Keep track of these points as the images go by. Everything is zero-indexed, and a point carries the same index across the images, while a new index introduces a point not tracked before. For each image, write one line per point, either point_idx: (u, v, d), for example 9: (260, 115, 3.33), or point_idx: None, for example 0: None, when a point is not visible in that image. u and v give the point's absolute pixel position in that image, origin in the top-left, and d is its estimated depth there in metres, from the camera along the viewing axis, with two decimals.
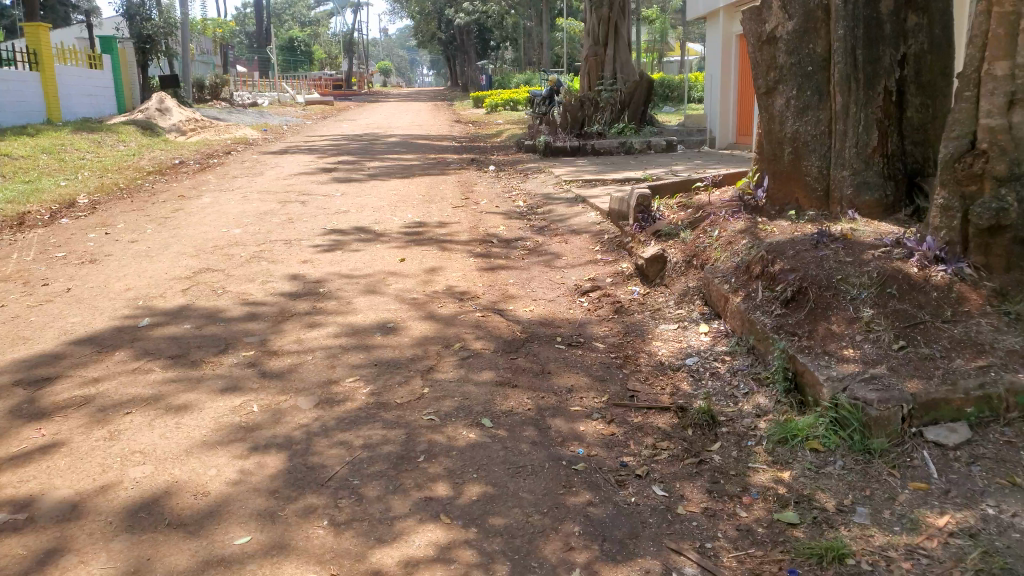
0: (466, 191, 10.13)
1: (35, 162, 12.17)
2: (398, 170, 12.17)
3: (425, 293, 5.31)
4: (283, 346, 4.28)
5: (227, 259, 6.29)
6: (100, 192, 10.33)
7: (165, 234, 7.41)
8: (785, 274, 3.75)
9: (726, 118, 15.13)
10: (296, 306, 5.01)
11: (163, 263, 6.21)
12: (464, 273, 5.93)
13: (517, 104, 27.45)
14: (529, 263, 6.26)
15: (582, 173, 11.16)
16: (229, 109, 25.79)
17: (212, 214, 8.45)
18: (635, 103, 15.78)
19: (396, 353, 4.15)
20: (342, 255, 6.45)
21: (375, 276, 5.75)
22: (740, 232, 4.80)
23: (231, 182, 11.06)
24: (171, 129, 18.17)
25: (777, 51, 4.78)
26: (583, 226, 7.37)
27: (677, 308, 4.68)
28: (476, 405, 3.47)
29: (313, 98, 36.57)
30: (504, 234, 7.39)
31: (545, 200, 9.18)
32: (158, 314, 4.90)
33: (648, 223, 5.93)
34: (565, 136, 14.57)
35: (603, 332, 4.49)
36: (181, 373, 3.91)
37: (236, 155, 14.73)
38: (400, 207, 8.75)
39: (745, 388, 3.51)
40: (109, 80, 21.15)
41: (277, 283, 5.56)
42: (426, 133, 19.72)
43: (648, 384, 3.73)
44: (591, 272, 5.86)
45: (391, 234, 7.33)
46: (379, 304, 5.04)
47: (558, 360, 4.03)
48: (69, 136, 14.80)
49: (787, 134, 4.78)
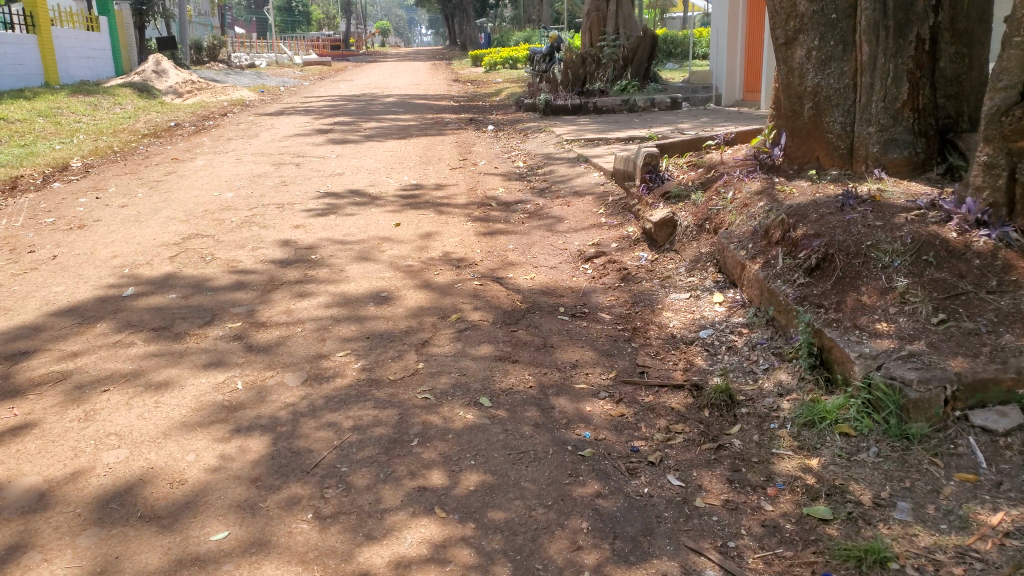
0: (465, 152, 9.81)
1: (30, 125, 11.84)
2: (396, 131, 11.82)
3: (421, 260, 5.06)
4: (271, 317, 4.04)
5: (218, 224, 6.01)
6: (93, 155, 10.02)
7: (155, 198, 7.12)
8: (808, 241, 3.58)
9: (732, 75, 14.70)
10: (287, 274, 4.76)
11: (152, 228, 5.94)
12: (462, 238, 5.67)
13: (517, 63, 26.88)
14: (529, 227, 5.99)
15: (583, 132, 10.83)
16: (226, 71, 25.27)
17: (205, 178, 8.15)
18: (637, 61, 15.33)
19: (389, 325, 3.91)
20: (336, 220, 6.18)
21: (370, 242, 5.49)
22: (756, 194, 4.53)
23: (226, 144, 10.72)
24: (168, 91, 17.76)
25: None
26: (585, 188, 7.08)
27: (689, 276, 4.42)
28: (473, 383, 3.25)
29: (312, 60, 35.93)
30: (504, 197, 7.12)
31: (546, 161, 8.88)
32: (144, 283, 4.59)
33: (655, 183, 5.61)
34: (567, 95, 14.20)
35: (608, 302, 4.25)
36: (163, 346, 3.64)
37: (233, 117, 14.36)
38: (397, 170, 8.45)
39: (765, 364, 3.37)
40: (107, 43, 20.69)
41: (269, 250, 5.29)
42: (426, 93, 19.29)
43: (660, 360, 3.53)
44: (595, 236, 5.59)
45: (387, 197, 7.05)
46: (373, 272, 4.79)
47: (561, 332, 3.80)
48: (66, 100, 14.44)
49: (807, 89, 4.51)
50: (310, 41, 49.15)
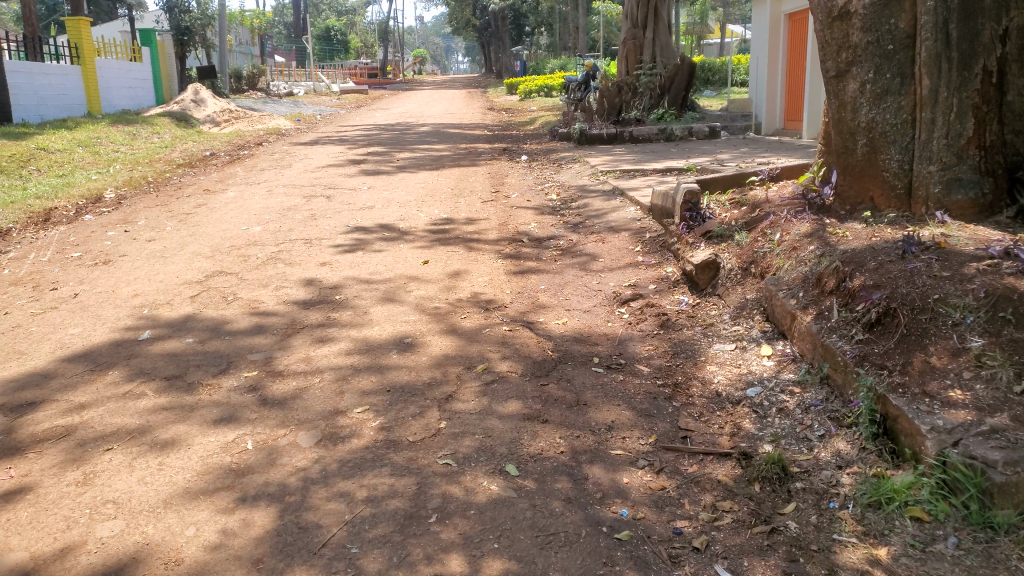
0: (497, 184, 9.64)
1: (69, 155, 11.96)
2: (429, 161, 11.71)
3: (448, 302, 4.84)
4: (289, 366, 3.84)
5: (244, 260, 5.87)
6: (127, 186, 10.04)
7: (184, 232, 7.03)
8: (868, 292, 3.30)
9: (772, 104, 14.41)
10: (309, 317, 4.57)
11: (177, 264, 5.82)
12: (491, 277, 5.45)
13: (552, 90, 26.82)
14: (562, 265, 5.76)
15: (619, 162, 10.61)
16: (264, 99, 25.58)
17: (234, 210, 8.06)
18: (676, 88, 15.18)
19: (412, 376, 3.68)
20: (363, 256, 6.01)
21: (396, 281, 5.30)
22: (807, 236, 4.24)
23: (258, 175, 10.69)
24: (206, 120, 17.93)
25: (851, 28, 4.19)
26: (620, 224, 6.83)
27: (734, 324, 4.13)
28: (498, 447, 3.00)
29: (349, 88, 36.33)
30: (535, 232, 6.90)
31: (580, 193, 8.66)
32: (161, 326, 4.44)
33: (697, 222, 5.32)
34: (602, 124, 14.03)
35: (646, 351, 3.97)
36: (174, 398, 3.46)
37: (267, 147, 14.40)
38: (427, 203, 8.29)
39: (821, 430, 3.08)
40: (147, 72, 21.03)
41: (292, 289, 5.13)
42: (459, 121, 19.25)
43: (704, 421, 3.25)
44: (631, 276, 5.32)
45: (416, 232, 6.87)
46: (397, 315, 4.59)
47: (596, 387, 3.52)
48: (105, 129, 14.61)
49: (861, 125, 4.22)
50: (347, 70, 49.82)
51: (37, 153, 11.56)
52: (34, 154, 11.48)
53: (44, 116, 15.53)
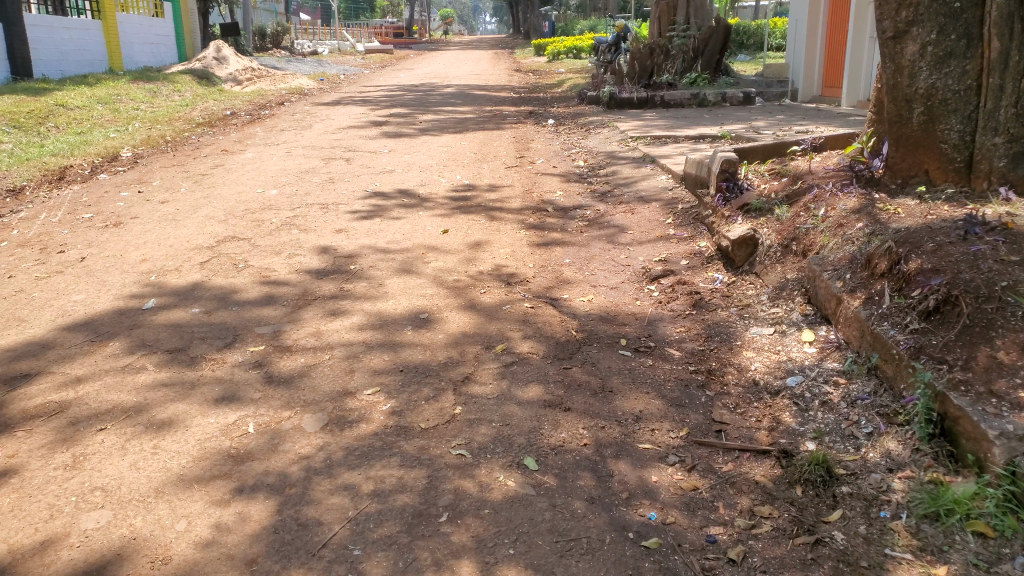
0: (522, 149, 9.33)
1: (88, 112, 11.81)
2: (452, 124, 11.41)
3: (468, 275, 4.61)
4: (298, 341, 3.64)
5: (257, 225, 5.67)
6: (145, 145, 9.87)
7: (197, 194, 6.84)
8: (925, 278, 3.00)
9: (810, 68, 13.86)
10: (322, 288, 4.36)
11: (188, 228, 5.63)
12: (514, 249, 5.19)
13: (580, 53, 26.19)
14: (588, 238, 5.49)
15: (650, 128, 10.25)
16: (288, 58, 25.26)
17: (251, 172, 7.85)
18: (709, 53, 14.60)
19: (426, 356, 3.45)
20: (381, 224, 5.78)
21: (413, 252, 5.07)
22: (854, 212, 3.93)
23: (278, 136, 10.46)
24: (228, 78, 17.69)
25: None
26: (650, 194, 6.52)
27: (772, 306, 3.85)
28: (517, 437, 2.77)
29: (373, 47, 35.84)
30: (561, 201, 6.62)
31: (608, 160, 8.34)
32: (167, 294, 4.25)
33: (733, 194, 5.00)
34: (632, 87, 13.60)
35: (677, 334, 3.72)
36: (175, 374, 3.27)
37: (288, 107, 14.14)
38: (450, 168, 8.01)
39: (869, 427, 2.82)
40: (170, 28, 20.79)
41: (306, 257, 4.92)
42: (485, 83, 18.84)
43: (741, 415, 3.01)
44: (661, 251, 5.05)
45: (437, 199, 6.62)
46: (414, 288, 4.36)
47: (623, 372, 3.28)
48: (126, 86, 14.44)
49: (918, 92, 3.85)
50: (372, 29, 49.18)
51: (55, 110, 11.41)
52: (52, 111, 11.33)
53: (65, 71, 15.37)
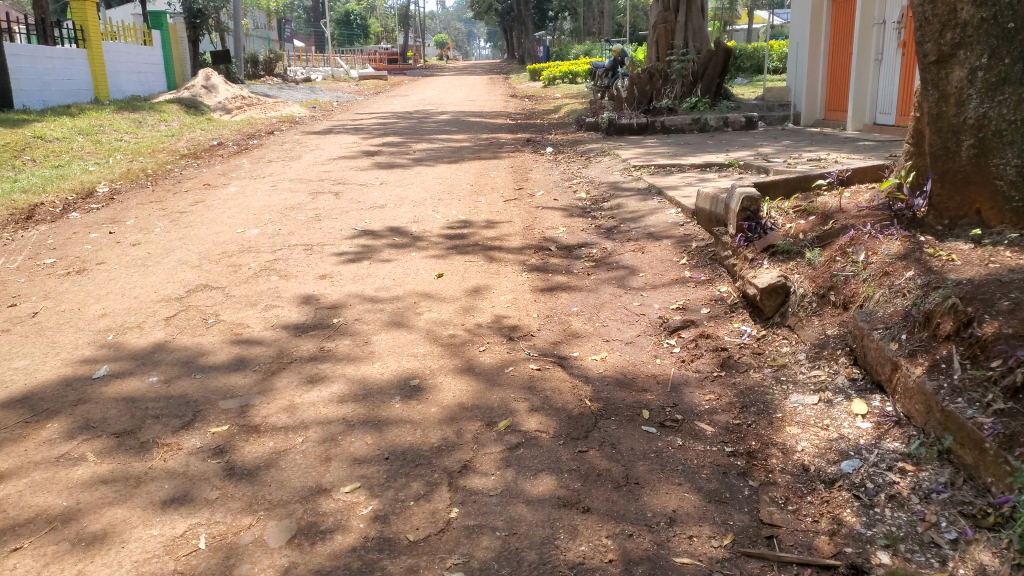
0: (520, 180, 8.89)
1: (68, 145, 11.37)
2: (447, 154, 10.99)
3: (465, 328, 4.12)
4: (267, 418, 3.13)
5: (233, 271, 5.18)
6: (124, 179, 9.41)
7: (172, 235, 6.36)
8: (1006, 347, 2.48)
9: (813, 91, 13.51)
10: (300, 347, 3.87)
11: (156, 276, 5.14)
12: (515, 296, 4.72)
13: (576, 78, 25.94)
14: (596, 281, 5.02)
15: (653, 155, 9.82)
16: (280, 86, 24.94)
17: (233, 209, 7.38)
18: (709, 76, 14.24)
19: (418, 435, 2.94)
20: (369, 268, 5.30)
21: (404, 300, 4.58)
22: (900, 258, 3.46)
23: (265, 168, 10.01)
24: (217, 107, 17.26)
25: (961, 3, 3.38)
26: (660, 230, 6.07)
27: (812, 368, 3.41)
28: (525, 552, 2.25)
29: (367, 74, 35.63)
30: (564, 238, 6.16)
31: (612, 191, 7.91)
32: (123, 357, 3.74)
33: (756, 235, 4.54)
34: (631, 113, 13.22)
35: (707, 404, 3.26)
36: (119, 464, 2.78)
37: (278, 136, 13.73)
38: (445, 201, 7.57)
39: (952, 533, 2.26)
40: (158, 57, 20.43)
41: (284, 308, 4.43)
42: (481, 109, 18.50)
43: (793, 514, 2.47)
44: (680, 296, 4.62)
45: (431, 238, 6.15)
46: (404, 346, 3.87)
47: (649, 457, 2.78)
48: (110, 117, 14.00)
49: (968, 122, 3.42)
50: (366, 55, 49.08)
51: (34, 142, 10.96)
52: (30, 143, 10.88)
53: (48, 101, 14.96)
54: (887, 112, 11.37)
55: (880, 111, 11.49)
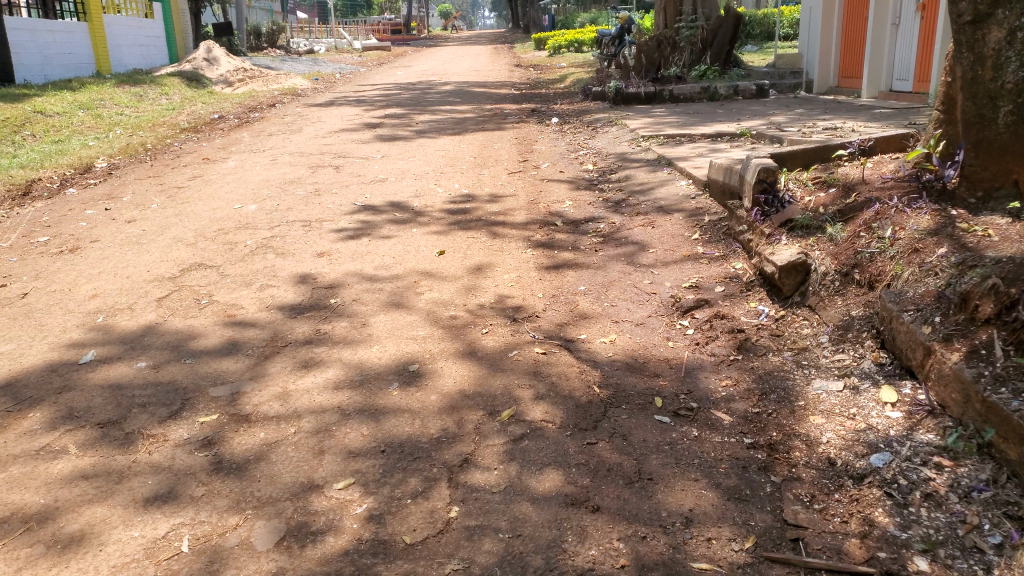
0: (525, 152, 8.65)
1: (68, 119, 11.15)
2: (450, 125, 10.73)
3: (466, 309, 3.94)
4: (259, 407, 2.96)
5: (229, 249, 5.00)
6: (123, 154, 9.19)
7: (168, 212, 6.17)
8: None
9: (826, 58, 13.17)
10: (294, 330, 3.70)
11: (150, 254, 4.96)
12: (519, 274, 4.53)
13: (582, 46, 25.48)
14: (604, 258, 4.83)
15: (662, 125, 9.56)
16: (281, 57, 24.55)
17: (232, 184, 7.18)
18: (718, 43, 13.92)
19: (416, 426, 2.78)
20: (369, 245, 5.11)
21: (404, 279, 4.40)
22: (931, 234, 3.30)
23: (265, 141, 9.78)
24: (219, 80, 16.98)
25: None
26: (670, 203, 5.85)
27: (836, 352, 3.25)
28: (529, 555, 2.10)
29: (370, 44, 35.13)
30: (570, 212, 5.96)
31: (620, 162, 7.69)
32: (111, 340, 3.57)
33: (774, 209, 4.32)
34: (640, 82, 12.90)
35: (724, 390, 3.11)
36: (101, 456, 2.61)
37: (280, 108, 13.46)
38: (447, 175, 7.35)
39: (997, 537, 2.09)
40: (160, 29, 20.12)
41: (280, 288, 4.25)
42: (485, 79, 18.18)
43: (820, 513, 2.31)
44: (693, 274, 4.43)
45: (432, 213, 5.95)
46: (403, 328, 3.70)
47: (663, 450, 2.64)
48: (111, 90, 13.76)
49: (1006, 86, 3.23)
50: (370, 27, 48.49)
51: (32, 117, 10.74)
52: (29, 118, 10.66)
53: (50, 76, 14.70)
54: (903, 78, 11.05)
55: (897, 77, 11.17)
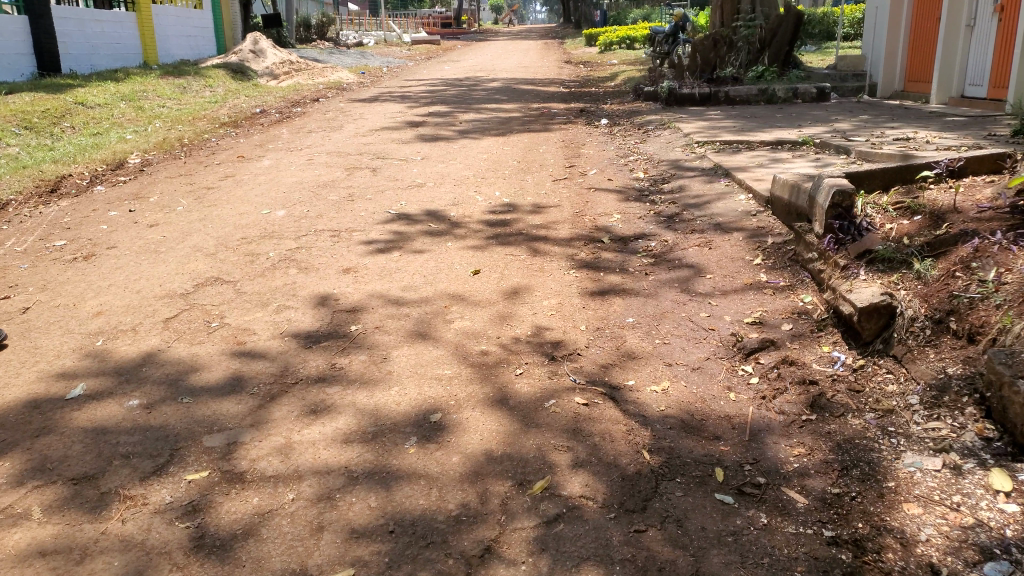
0: (572, 156, 8.20)
1: (108, 111, 11.02)
2: (495, 125, 10.32)
3: (499, 343, 3.54)
4: (255, 462, 2.59)
5: (250, 264, 4.68)
6: (158, 149, 8.98)
7: (192, 216, 5.88)
8: None
9: (892, 61, 12.42)
10: (306, 365, 3.36)
11: (167, 266, 4.66)
12: (560, 300, 4.11)
13: (634, 43, 24.83)
14: (655, 283, 4.37)
15: (717, 130, 9.02)
16: (329, 50, 24.44)
17: (263, 186, 6.87)
18: (777, 43, 13.24)
19: (433, 498, 2.38)
20: (399, 260, 4.73)
21: (433, 304, 4.02)
22: None
23: (303, 139, 9.49)
24: (264, 73, 16.82)
25: None
26: (728, 220, 5.36)
27: (928, 419, 2.76)
28: None
29: (419, 37, 34.87)
30: (618, 227, 5.51)
31: (673, 170, 7.19)
32: (106, 371, 3.24)
33: (849, 237, 3.82)
34: (694, 82, 12.33)
35: (796, 461, 2.66)
36: (66, 525, 2.25)
37: (322, 103, 13.20)
38: (489, 180, 6.94)
39: None
40: (208, 21, 20.07)
41: (297, 312, 3.94)
42: (533, 76, 17.71)
43: None
44: (755, 307, 3.95)
45: (470, 224, 5.54)
46: (427, 365, 3.31)
47: (727, 545, 2.23)
48: (155, 82, 13.65)
49: None
50: (420, 20, 48.34)
51: (74, 108, 10.62)
52: (71, 110, 10.54)
53: (97, 66, 14.66)
54: (976, 84, 10.31)
55: (970, 82, 10.44)
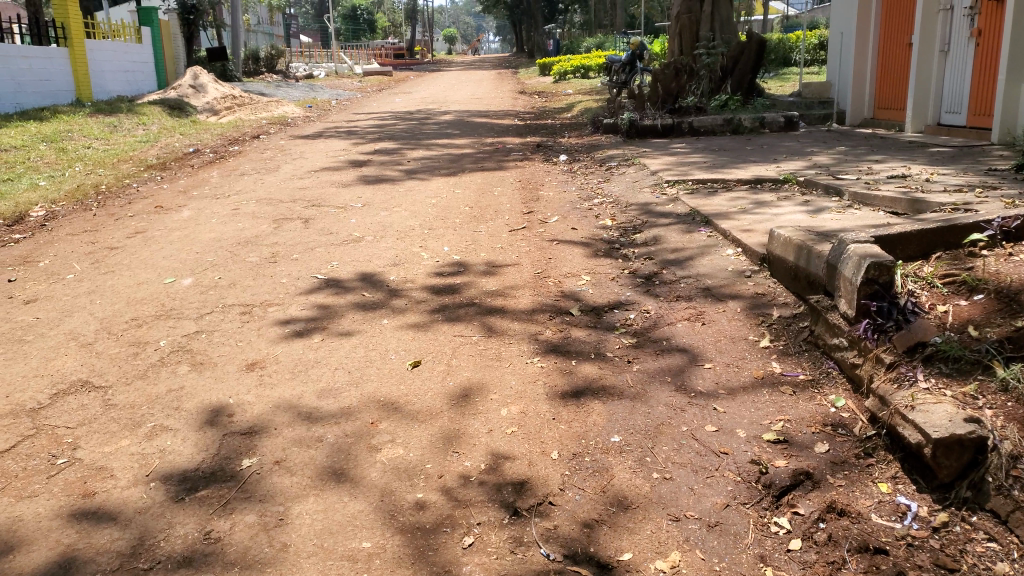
0: (531, 200, 7.34)
1: (24, 154, 9.93)
2: (446, 163, 9.43)
3: (440, 488, 2.63)
4: None
5: (132, 357, 3.67)
6: (68, 198, 7.90)
7: (79, 288, 4.85)
8: None
9: (860, 87, 11.84)
10: (170, 536, 2.38)
11: (23, 364, 3.63)
12: (522, 407, 3.20)
13: (588, 72, 24.21)
14: (640, 375, 3.51)
15: (688, 166, 8.26)
16: (276, 82, 23.42)
17: (177, 244, 5.86)
18: (740, 71, 12.66)
19: None
20: (320, 347, 3.78)
21: (356, 420, 3.06)
22: None
23: (234, 182, 8.49)
24: (204, 108, 15.72)
25: None
26: (718, 282, 4.54)
27: None
28: None
29: (372, 69, 33.93)
30: (589, 292, 4.64)
31: (646, 216, 6.38)
32: None
33: (892, 323, 3.09)
34: (656, 113, 11.65)
35: None
36: None
37: (263, 141, 12.19)
38: (437, 232, 6.04)
39: None
40: (148, 54, 18.98)
41: (176, 435, 2.94)
42: (488, 107, 16.93)
43: None
44: (769, 415, 3.15)
45: (412, 292, 4.61)
46: (338, 535, 2.39)
47: None
48: (81, 121, 12.53)
49: None
50: (373, 50, 47.47)
51: None
52: None
53: (23, 104, 13.44)
54: (954, 111, 9.72)
55: (947, 110, 9.87)
